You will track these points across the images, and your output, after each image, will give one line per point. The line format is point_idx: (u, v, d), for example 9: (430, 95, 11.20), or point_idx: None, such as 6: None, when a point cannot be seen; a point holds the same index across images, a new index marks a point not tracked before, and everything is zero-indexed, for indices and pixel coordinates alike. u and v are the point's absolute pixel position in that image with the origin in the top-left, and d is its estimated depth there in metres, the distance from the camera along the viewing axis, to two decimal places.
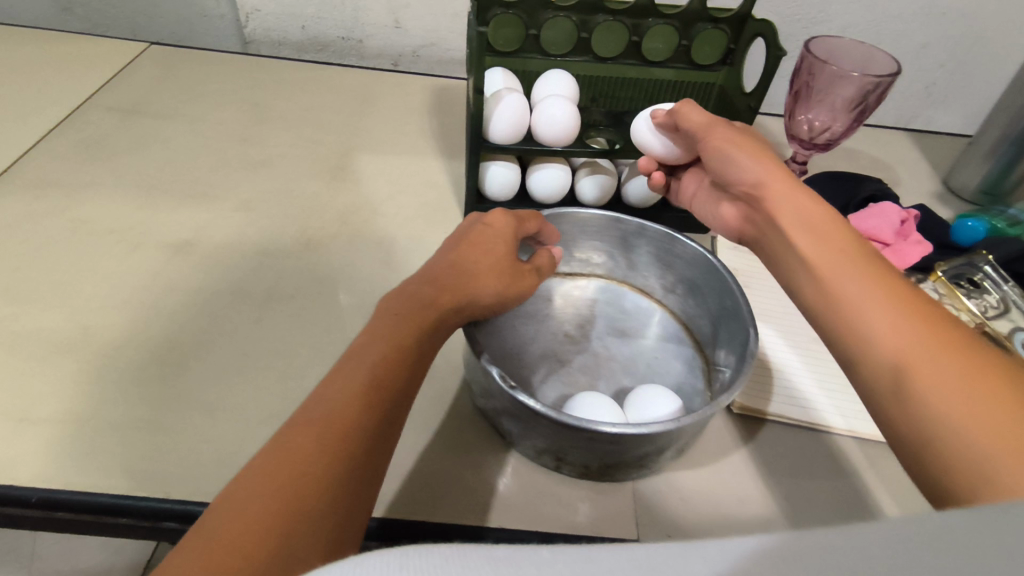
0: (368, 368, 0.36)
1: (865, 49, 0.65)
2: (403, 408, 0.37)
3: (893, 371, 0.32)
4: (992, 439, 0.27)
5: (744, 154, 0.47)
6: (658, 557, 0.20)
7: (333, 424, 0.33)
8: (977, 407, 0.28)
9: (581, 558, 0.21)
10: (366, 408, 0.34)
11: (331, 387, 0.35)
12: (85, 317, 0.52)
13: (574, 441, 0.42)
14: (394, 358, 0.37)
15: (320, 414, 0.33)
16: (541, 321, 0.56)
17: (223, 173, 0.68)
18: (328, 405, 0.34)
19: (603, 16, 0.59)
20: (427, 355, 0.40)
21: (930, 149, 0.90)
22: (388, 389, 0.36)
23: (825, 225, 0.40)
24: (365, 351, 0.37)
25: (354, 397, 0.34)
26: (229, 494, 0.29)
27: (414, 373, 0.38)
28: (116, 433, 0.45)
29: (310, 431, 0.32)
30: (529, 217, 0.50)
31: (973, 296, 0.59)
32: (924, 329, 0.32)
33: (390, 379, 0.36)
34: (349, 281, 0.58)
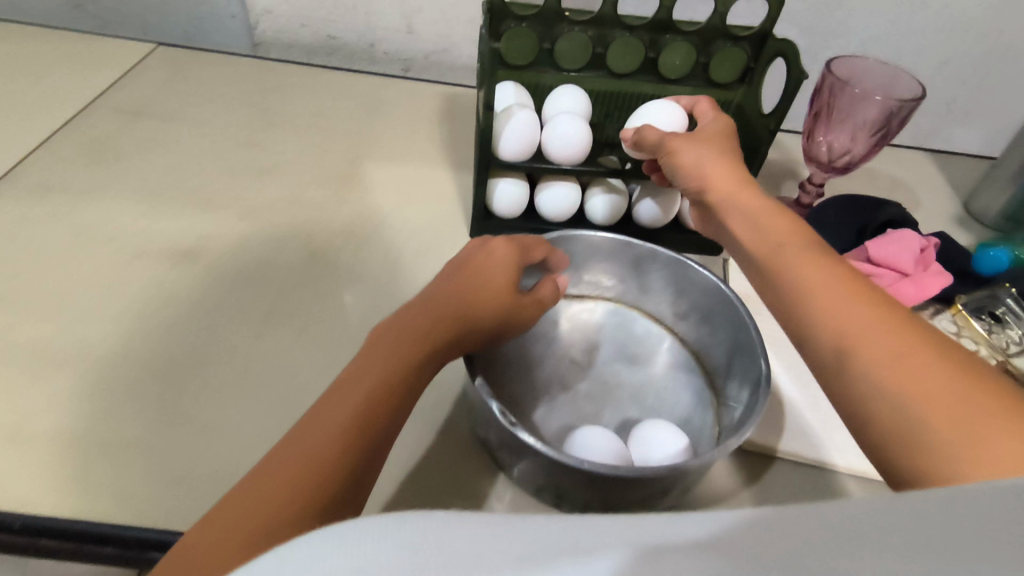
0: (353, 404, 0.35)
1: (890, 70, 0.63)
2: (385, 448, 0.36)
3: (863, 389, 0.33)
4: (972, 449, 0.28)
5: (700, 163, 0.47)
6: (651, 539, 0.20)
7: (307, 471, 0.32)
8: (950, 422, 0.29)
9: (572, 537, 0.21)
10: (347, 448, 0.33)
11: (311, 426, 0.34)
12: (82, 329, 0.51)
13: (574, 481, 0.41)
14: (379, 396, 0.36)
15: (297, 459, 0.32)
16: (548, 344, 0.55)
17: (229, 179, 0.67)
18: (306, 448, 0.33)
19: (620, 32, 0.58)
20: (415, 390, 0.38)
21: (952, 169, 0.87)
22: (367, 431, 0.34)
23: (773, 233, 0.41)
24: (351, 388, 0.36)
25: (332, 442, 0.33)
26: (202, 541, 0.30)
27: (398, 411, 0.37)
28: (108, 454, 0.44)
29: (285, 476, 0.32)
30: (533, 245, 0.48)
31: (994, 330, 0.58)
32: (884, 334, 0.33)
33: (376, 413, 0.35)
34: (351, 296, 0.57)
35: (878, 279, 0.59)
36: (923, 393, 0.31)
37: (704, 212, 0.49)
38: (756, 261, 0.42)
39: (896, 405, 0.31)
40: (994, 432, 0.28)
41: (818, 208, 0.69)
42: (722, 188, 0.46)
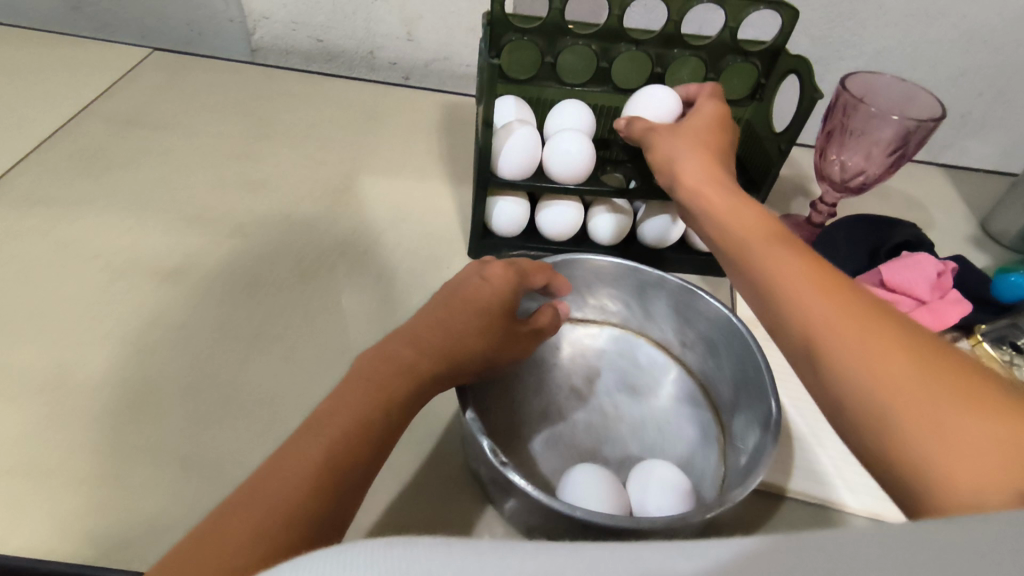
0: (329, 442, 0.33)
1: (907, 87, 0.61)
2: (359, 492, 0.33)
3: (831, 373, 0.31)
4: (946, 451, 0.26)
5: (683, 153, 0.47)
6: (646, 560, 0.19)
7: (273, 514, 0.29)
8: (916, 414, 0.28)
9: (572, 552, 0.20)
10: (318, 491, 0.31)
11: (280, 464, 0.32)
12: (62, 353, 0.49)
13: (566, 528, 0.39)
14: (356, 437, 0.34)
15: (263, 498, 0.30)
16: (549, 372, 0.53)
17: (221, 192, 0.65)
18: (275, 488, 0.31)
19: (626, 46, 0.55)
20: (395, 430, 0.36)
21: (968, 186, 0.84)
22: (340, 473, 0.32)
23: (750, 223, 0.40)
24: (328, 424, 0.34)
25: (303, 483, 0.31)
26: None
27: (377, 453, 0.35)
28: (82, 488, 0.42)
29: (249, 516, 0.29)
30: (533, 270, 0.46)
31: (1016, 363, 0.55)
32: (851, 317, 0.32)
33: (352, 455, 0.33)
34: (342, 318, 0.55)
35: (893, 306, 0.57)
36: (896, 397, 0.28)
37: (677, 208, 0.48)
38: (728, 256, 0.41)
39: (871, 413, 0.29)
40: (978, 438, 0.26)
41: (830, 228, 0.66)
42: (692, 181, 0.45)
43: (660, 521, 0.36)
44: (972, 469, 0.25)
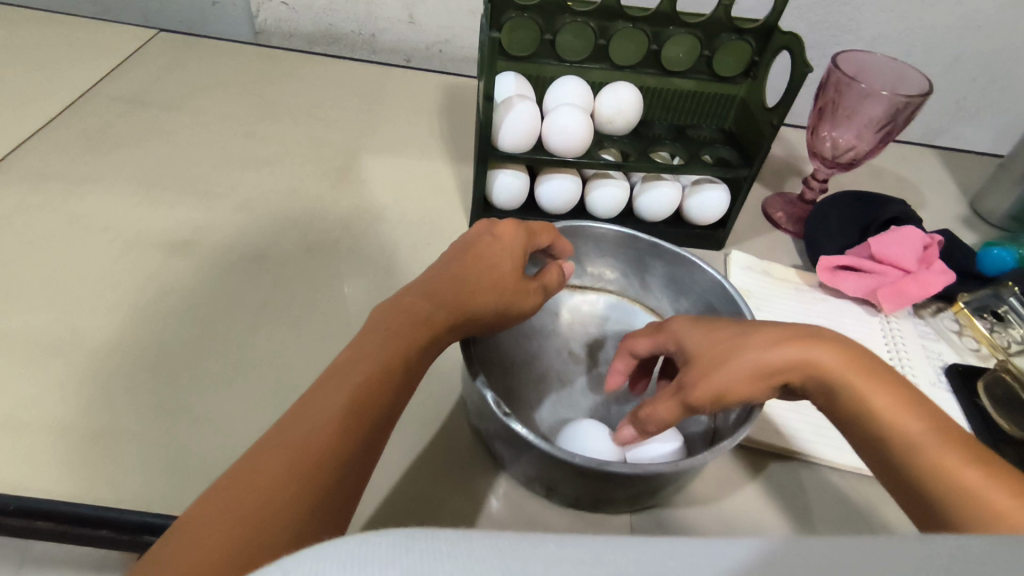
0: (354, 388, 0.34)
1: (898, 66, 0.62)
2: (382, 433, 0.35)
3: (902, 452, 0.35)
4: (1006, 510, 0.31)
5: (714, 332, 0.41)
6: (674, 560, 0.19)
7: (307, 448, 0.32)
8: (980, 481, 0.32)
9: (591, 554, 0.19)
10: (346, 432, 0.33)
11: (310, 406, 0.34)
12: (76, 319, 0.51)
13: (566, 475, 0.41)
14: (378, 381, 0.36)
15: (295, 436, 0.32)
16: (548, 337, 0.55)
17: (226, 169, 0.66)
18: (307, 427, 0.32)
19: (623, 23, 0.57)
20: (412, 376, 0.38)
21: (959, 168, 0.86)
22: (365, 414, 0.34)
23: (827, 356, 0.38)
24: (350, 369, 0.36)
25: (331, 424, 0.33)
26: (197, 509, 0.29)
27: (397, 398, 0.37)
28: (101, 444, 0.43)
29: (282, 455, 0.31)
30: (541, 230, 0.48)
31: (996, 330, 0.58)
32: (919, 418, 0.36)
33: (376, 402, 0.35)
34: (348, 290, 0.56)
35: (879, 277, 0.59)
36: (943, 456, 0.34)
37: None
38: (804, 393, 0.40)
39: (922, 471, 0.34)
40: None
41: (823, 204, 0.68)
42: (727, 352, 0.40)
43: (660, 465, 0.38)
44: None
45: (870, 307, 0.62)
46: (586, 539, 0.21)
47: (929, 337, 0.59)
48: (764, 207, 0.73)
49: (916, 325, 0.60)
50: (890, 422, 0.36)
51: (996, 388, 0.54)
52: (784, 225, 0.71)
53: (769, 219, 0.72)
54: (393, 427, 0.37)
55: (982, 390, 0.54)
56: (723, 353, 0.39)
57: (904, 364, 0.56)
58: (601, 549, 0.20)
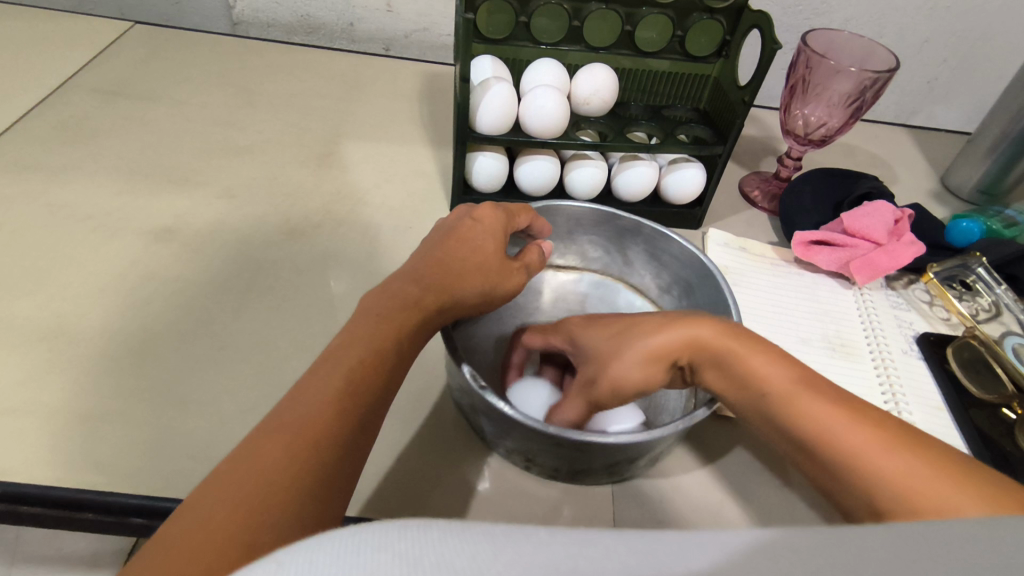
0: (346, 371, 0.35)
1: (865, 43, 0.64)
2: (377, 415, 0.36)
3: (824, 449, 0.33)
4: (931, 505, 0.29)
5: (613, 329, 0.42)
6: (662, 542, 0.19)
7: (303, 430, 0.32)
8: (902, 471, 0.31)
9: (580, 539, 0.20)
10: (341, 414, 0.34)
11: (303, 391, 0.34)
12: (60, 306, 0.51)
13: (550, 446, 0.42)
14: (370, 364, 0.36)
15: (292, 421, 0.32)
16: (530, 315, 0.56)
17: (206, 158, 0.66)
18: (301, 410, 0.33)
19: (596, 4, 0.57)
20: (404, 359, 0.39)
21: (930, 146, 0.88)
22: (359, 397, 0.35)
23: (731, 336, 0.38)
24: (342, 354, 0.36)
25: (325, 406, 0.33)
26: (197, 496, 0.29)
27: (390, 379, 0.37)
28: (89, 428, 0.44)
29: (278, 439, 0.31)
30: (519, 211, 0.50)
31: (964, 298, 0.60)
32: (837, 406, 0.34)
33: (368, 383, 0.36)
34: (330, 273, 0.57)
35: (852, 250, 0.61)
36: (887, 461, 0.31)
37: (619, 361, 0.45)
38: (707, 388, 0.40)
39: (865, 485, 0.31)
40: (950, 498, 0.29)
41: (798, 180, 0.69)
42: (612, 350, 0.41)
43: (633, 433, 0.39)
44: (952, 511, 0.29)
45: (844, 280, 0.63)
46: (578, 534, 0.20)
47: (901, 308, 0.61)
48: (740, 185, 0.74)
49: (888, 295, 0.62)
50: (815, 424, 0.34)
51: (963, 353, 0.55)
52: (760, 204, 0.72)
53: (745, 197, 0.73)
54: (387, 407, 0.37)
55: (952, 355, 0.55)
56: (616, 348, 0.41)
57: (877, 334, 0.57)
58: (587, 536, 0.20)
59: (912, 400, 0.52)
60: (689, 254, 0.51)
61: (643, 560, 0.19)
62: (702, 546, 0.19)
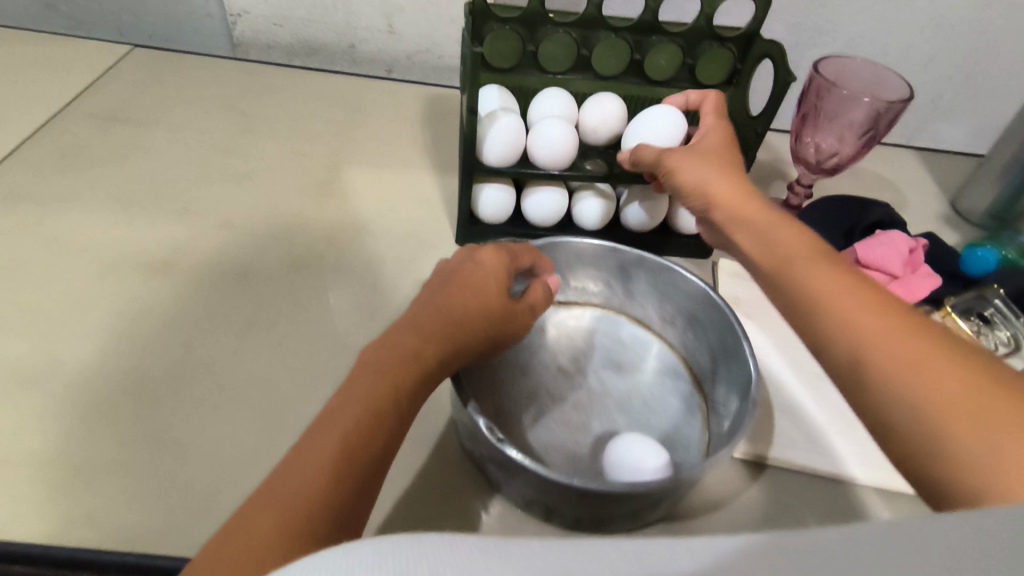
0: (342, 434, 0.34)
1: (876, 70, 0.63)
2: (375, 478, 0.34)
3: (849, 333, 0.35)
4: (953, 395, 0.30)
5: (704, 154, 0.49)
6: (657, 552, 0.19)
7: (297, 501, 0.31)
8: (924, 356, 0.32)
9: (574, 548, 0.20)
10: (339, 479, 0.32)
11: (298, 457, 0.33)
12: (53, 345, 0.49)
13: (564, 496, 0.40)
14: (366, 424, 0.34)
15: (285, 492, 0.31)
16: (534, 352, 0.54)
17: (206, 186, 0.65)
18: (295, 480, 0.32)
19: (605, 33, 0.56)
20: (403, 417, 0.37)
21: (939, 168, 0.87)
22: (357, 462, 0.33)
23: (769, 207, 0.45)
24: (338, 415, 0.35)
25: (320, 473, 0.32)
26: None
27: (389, 439, 0.35)
28: (85, 476, 0.42)
29: (271, 513, 0.30)
30: (522, 252, 0.48)
31: (983, 332, 0.58)
32: (859, 289, 0.36)
33: (366, 444, 0.34)
34: (332, 307, 0.55)
35: None
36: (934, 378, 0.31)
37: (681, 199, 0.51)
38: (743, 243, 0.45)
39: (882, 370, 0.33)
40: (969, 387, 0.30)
41: (807, 209, 0.68)
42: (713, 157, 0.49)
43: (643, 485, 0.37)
44: (964, 399, 0.30)
45: None
46: (569, 543, 0.21)
47: None
48: None
49: None
50: (845, 308, 0.36)
51: None
52: None
53: None
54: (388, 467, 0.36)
55: None
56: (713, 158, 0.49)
57: None
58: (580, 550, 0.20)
59: None
60: (696, 287, 0.50)
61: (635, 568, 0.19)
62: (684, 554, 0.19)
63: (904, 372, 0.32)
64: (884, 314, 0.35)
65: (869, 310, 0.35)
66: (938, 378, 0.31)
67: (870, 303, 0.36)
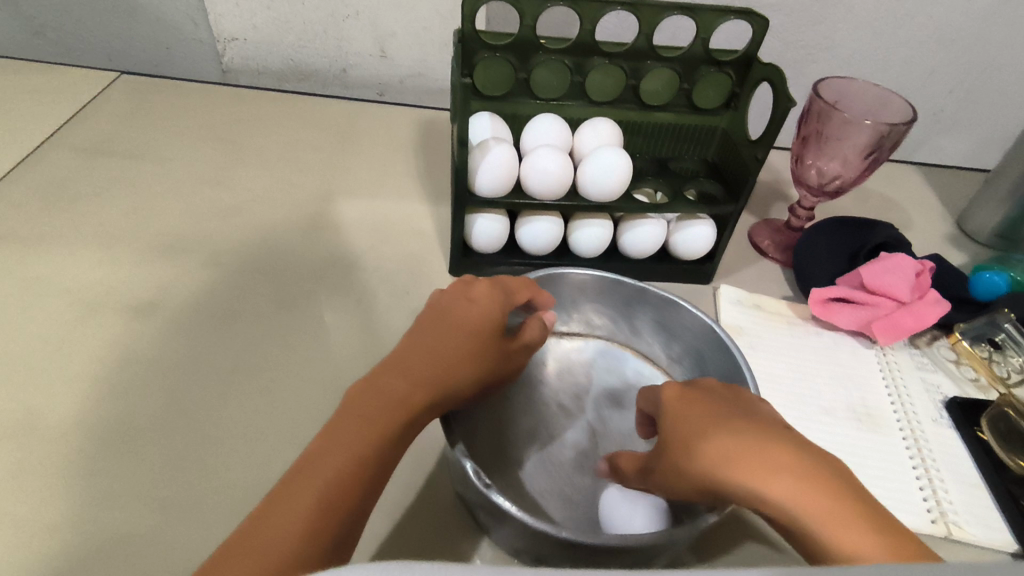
0: (321, 485, 0.32)
1: (878, 92, 0.62)
2: (353, 533, 0.33)
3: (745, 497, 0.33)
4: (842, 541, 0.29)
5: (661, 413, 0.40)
6: None
7: (269, 558, 0.29)
8: (802, 499, 0.31)
9: None
10: (314, 534, 0.30)
11: (275, 508, 0.31)
12: (31, 396, 0.47)
13: (559, 551, 0.38)
14: (347, 478, 0.33)
15: (254, 552, 0.29)
16: (535, 387, 0.53)
17: (193, 220, 0.63)
18: (270, 533, 0.30)
19: (599, 59, 0.55)
20: (385, 470, 0.35)
21: (941, 184, 0.86)
22: (334, 520, 0.31)
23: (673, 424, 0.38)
24: (318, 464, 0.33)
25: (296, 528, 0.30)
26: None
27: (369, 493, 0.34)
28: (58, 536, 0.40)
29: (240, 566, 0.28)
30: (518, 286, 0.46)
31: (995, 359, 0.57)
32: (740, 447, 0.34)
33: (345, 497, 0.32)
34: (322, 346, 0.54)
35: (874, 309, 0.58)
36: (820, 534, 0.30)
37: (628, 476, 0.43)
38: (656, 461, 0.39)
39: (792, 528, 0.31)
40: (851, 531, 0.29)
41: (811, 231, 0.65)
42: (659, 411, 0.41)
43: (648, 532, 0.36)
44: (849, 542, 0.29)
45: (865, 339, 0.60)
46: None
47: (927, 368, 0.58)
48: (750, 233, 0.71)
49: (912, 355, 0.59)
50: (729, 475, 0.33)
51: (999, 423, 0.52)
52: (771, 254, 0.69)
53: (755, 247, 0.70)
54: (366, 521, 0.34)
55: (986, 424, 0.52)
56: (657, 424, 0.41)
57: (904, 401, 0.54)
58: None
59: (948, 478, 0.49)
60: (698, 319, 0.49)
61: None
62: None
63: (779, 505, 0.32)
64: (770, 472, 0.32)
65: (755, 471, 0.33)
66: (836, 511, 0.30)
67: (752, 456, 0.33)
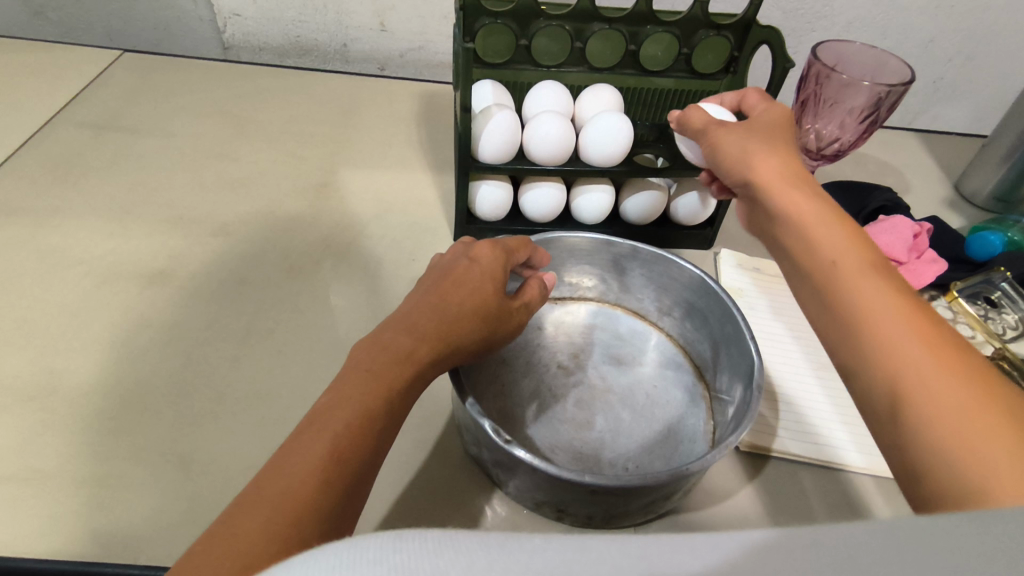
0: (332, 436, 0.33)
1: (876, 53, 0.62)
2: (367, 481, 0.34)
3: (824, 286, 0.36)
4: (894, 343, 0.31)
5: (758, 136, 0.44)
6: (659, 545, 0.19)
7: (283, 504, 0.30)
8: (872, 302, 0.33)
9: (575, 543, 0.19)
10: (328, 482, 0.31)
11: (288, 458, 0.32)
12: (51, 360, 0.49)
13: (575, 494, 0.39)
14: (357, 430, 0.33)
15: (268, 496, 0.30)
16: (534, 351, 0.54)
17: (200, 193, 0.64)
18: (284, 481, 0.31)
19: (599, 25, 0.55)
20: (395, 422, 0.36)
21: (941, 150, 0.86)
22: (345, 466, 0.32)
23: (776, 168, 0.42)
24: (328, 417, 0.34)
25: (309, 475, 0.31)
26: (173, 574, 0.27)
27: (379, 443, 0.35)
28: (82, 491, 0.42)
29: (258, 512, 0.29)
30: (517, 247, 0.48)
31: (990, 316, 0.58)
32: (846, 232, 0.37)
33: (355, 448, 0.33)
34: (332, 313, 0.55)
35: None
36: (877, 322, 0.32)
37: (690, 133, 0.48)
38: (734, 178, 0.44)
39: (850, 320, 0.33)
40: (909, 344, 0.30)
41: None
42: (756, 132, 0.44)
43: (662, 475, 0.37)
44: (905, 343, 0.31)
45: None
46: (576, 541, 0.20)
47: None
48: None
49: None
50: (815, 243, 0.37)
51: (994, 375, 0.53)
52: None
53: None
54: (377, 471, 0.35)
55: None
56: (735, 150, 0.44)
57: None
58: (586, 539, 0.20)
59: None
60: (687, 271, 0.51)
61: (639, 564, 0.18)
62: (693, 550, 0.18)
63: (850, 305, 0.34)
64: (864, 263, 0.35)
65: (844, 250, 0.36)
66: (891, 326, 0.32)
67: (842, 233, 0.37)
